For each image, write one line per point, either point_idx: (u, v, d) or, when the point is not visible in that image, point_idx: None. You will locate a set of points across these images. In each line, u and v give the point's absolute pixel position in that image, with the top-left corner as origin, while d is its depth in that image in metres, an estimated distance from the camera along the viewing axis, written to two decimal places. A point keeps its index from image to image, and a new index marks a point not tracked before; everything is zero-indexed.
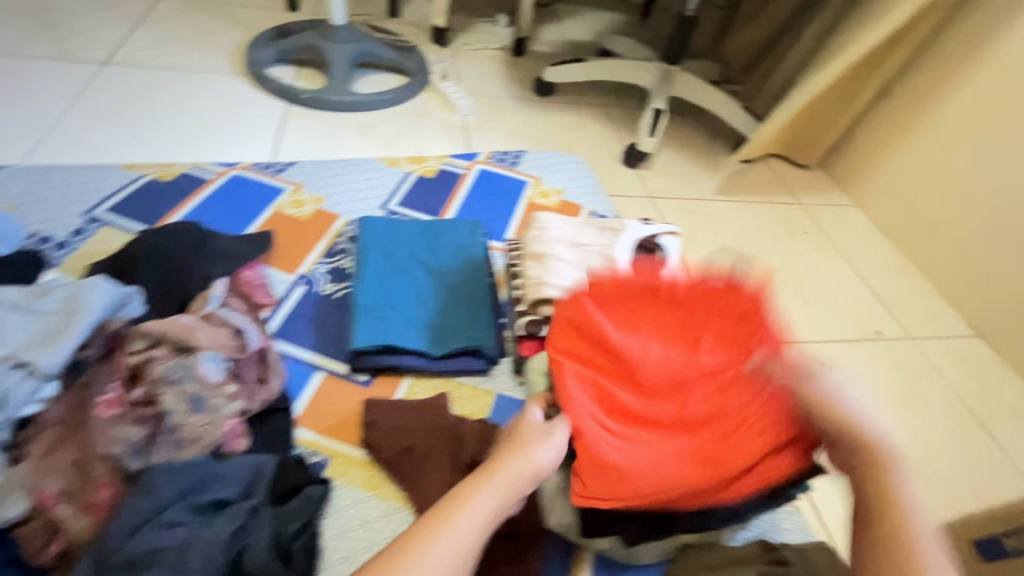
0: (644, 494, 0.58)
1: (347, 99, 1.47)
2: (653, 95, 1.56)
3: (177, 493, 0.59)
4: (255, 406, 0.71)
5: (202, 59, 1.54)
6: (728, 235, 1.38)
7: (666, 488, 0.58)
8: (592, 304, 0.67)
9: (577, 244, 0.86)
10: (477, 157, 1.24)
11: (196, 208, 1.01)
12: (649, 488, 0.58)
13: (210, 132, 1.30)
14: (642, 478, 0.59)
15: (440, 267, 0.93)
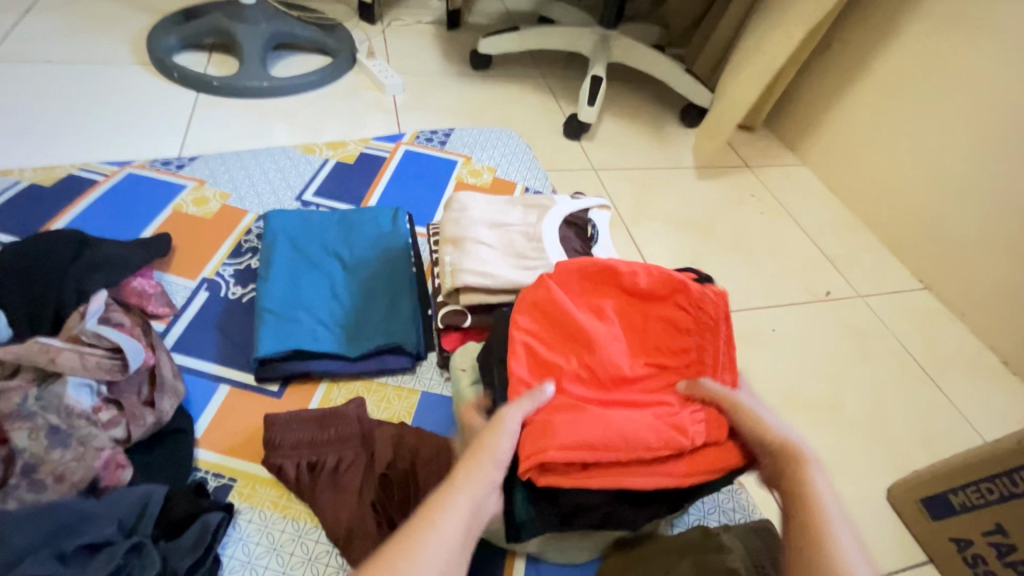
0: (588, 444, 0.53)
1: (263, 84, 1.36)
2: (592, 61, 1.49)
3: (39, 540, 0.51)
4: (140, 431, 0.63)
5: (99, 49, 1.40)
6: (675, 203, 1.33)
7: (609, 442, 0.54)
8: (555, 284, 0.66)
9: (498, 225, 0.81)
10: (402, 138, 1.16)
11: (83, 213, 0.91)
12: (585, 444, 0.53)
13: (108, 129, 1.19)
14: (584, 428, 0.54)
15: (357, 260, 0.86)
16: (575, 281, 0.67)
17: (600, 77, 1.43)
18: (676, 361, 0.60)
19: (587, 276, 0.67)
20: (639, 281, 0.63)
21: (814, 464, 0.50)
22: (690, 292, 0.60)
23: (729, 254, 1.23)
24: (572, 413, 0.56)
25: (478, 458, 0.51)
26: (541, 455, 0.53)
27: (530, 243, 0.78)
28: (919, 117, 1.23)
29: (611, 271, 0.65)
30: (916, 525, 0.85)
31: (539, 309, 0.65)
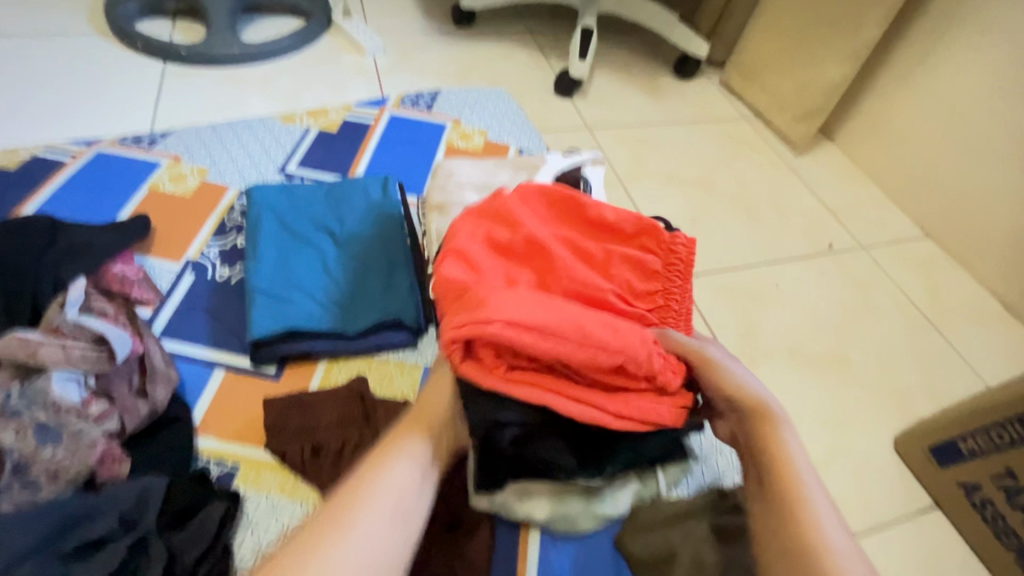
0: (532, 330, 0.47)
1: (234, 51, 1.28)
2: (582, 12, 1.41)
3: (35, 543, 0.50)
4: (134, 422, 0.60)
5: (54, 20, 1.31)
6: (674, 159, 1.29)
7: (560, 337, 0.47)
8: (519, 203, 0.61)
9: (491, 188, 0.77)
10: (386, 103, 1.10)
11: (52, 197, 0.86)
12: (531, 327, 0.47)
13: (73, 105, 1.12)
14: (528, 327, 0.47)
15: (347, 233, 0.82)
16: (537, 203, 0.62)
17: (591, 30, 1.36)
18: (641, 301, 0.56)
19: (551, 200, 0.62)
20: (607, 212, 0.59)
21: (786, 425, 0.55)
22: (661, 235, 0.56)
23: (730, 211, 1.20)
24: (511, 296, 0.49)
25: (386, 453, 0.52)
26: (472, 327, 0.47)
27: None
28: (924, 59, 1.19)
29: (577, 198, 0.61)
30: (922, 472, 0.86)
31: (502, 219, 0.59)
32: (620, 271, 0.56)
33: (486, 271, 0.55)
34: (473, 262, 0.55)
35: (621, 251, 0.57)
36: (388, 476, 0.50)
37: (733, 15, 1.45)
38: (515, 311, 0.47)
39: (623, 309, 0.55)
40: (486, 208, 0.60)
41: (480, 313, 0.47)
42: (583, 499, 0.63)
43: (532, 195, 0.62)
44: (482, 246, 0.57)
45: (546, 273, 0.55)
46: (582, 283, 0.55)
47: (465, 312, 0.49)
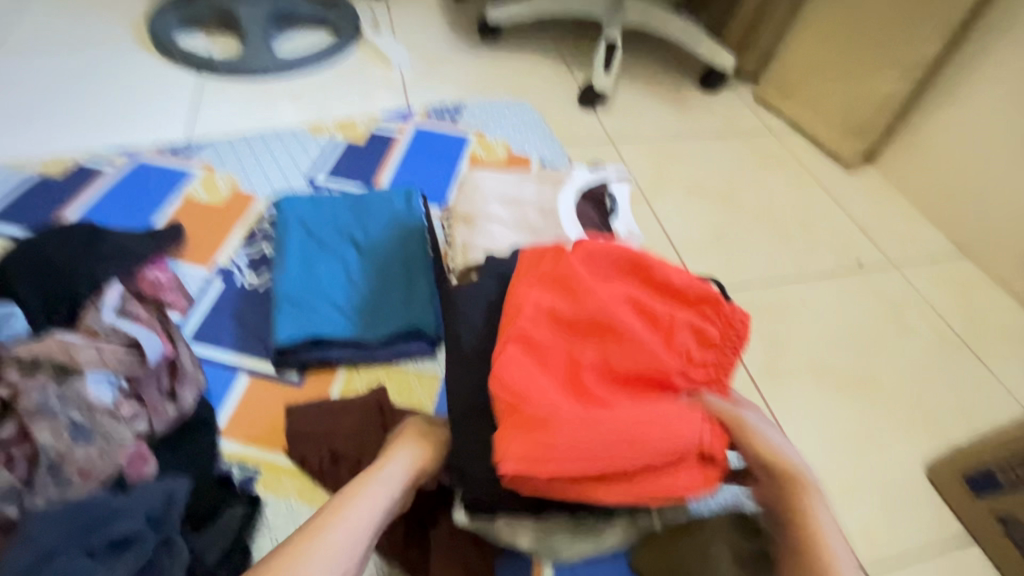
0: (586, 456, 0.49)
1: (267, 65, 1.32)
2: (608, 25, 1.42)
3: (67, 537, 0.51)
4: (162, 424, 0.63)
5: (101, 34, 1.37)
6: (697, 172, 1.28)
7: (612, 451, 0.49)
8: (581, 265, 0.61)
9: (513, 201, 0.77)
10: (412, 115, 1.12)
11: (92, 204, 0.89)
12: (585, 448, 0.49)
13: (115, 115, 1.17)
14: (568, 437, 0.49)
15: (372, 243, 0.83)
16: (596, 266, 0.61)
17: (616, 43, 1.36)
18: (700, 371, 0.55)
19: (612, 261, 0.61)
20: (672, 276, 0.59)
21: (817, 492, 0.53)
22: (721, 305, 0.57)
23: (756, 226, 1.18)
24: (567, 413, 0.51)
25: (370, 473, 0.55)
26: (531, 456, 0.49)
27: (545, 218, 0.75)
28: (965, 74, 1.17)
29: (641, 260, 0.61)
30: (956, 501, 0.83)
31: (559, 286, 0.59)
32: (682, 340, 0.55)
33: (543, 350, 0.55)
34: (534, 331, 0.56)
35: (683, 318, 0.56)
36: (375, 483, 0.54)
37: (761, 28, 1.44)
38: (569, 433, 0.49)
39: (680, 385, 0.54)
40: (548, 267, 0.61)
41: (543, 446, 0.49)
42: (569, 530, 0.60)
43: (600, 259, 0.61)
44: (543, 314, 0.57)
45: (603, 346, 0.55)
46: (643, 361, 0.53)
47: (521, 431, 0.50)
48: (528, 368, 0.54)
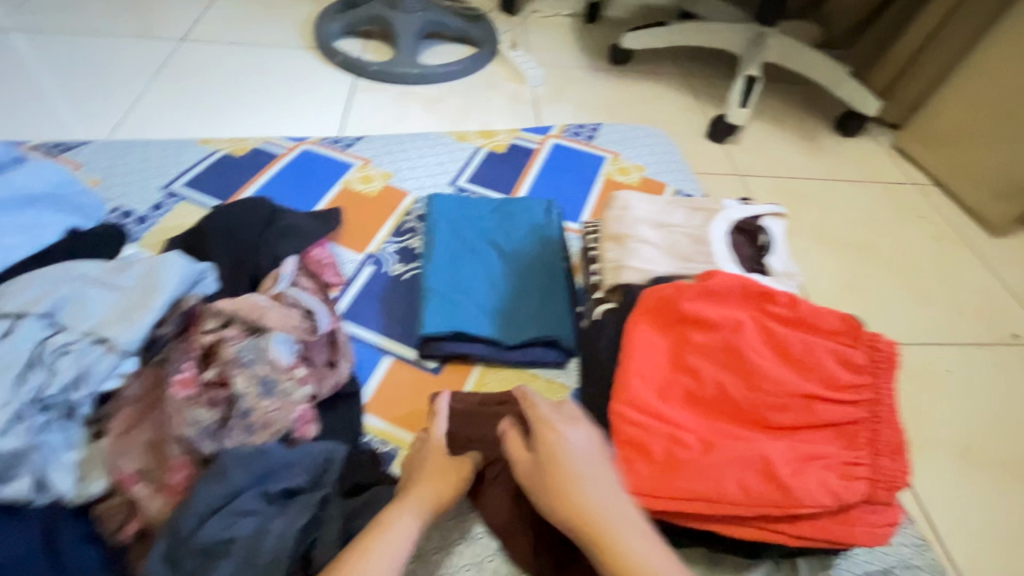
0: (705, 496, 0.45)
1: (414, 71, 1.42)
2: (746, 60, 1.40)
3: (249, 480, 0.57)
4: (325, 391, 0.68)
5: (273, 34, 1.54)
6: (830, 217, 1.23)
7: (732, 494, 0.45)
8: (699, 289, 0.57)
9: (662, 225, 0.77)
10: (550, 131, 1.16)
11: (267, 183, 0.99)
12: (699, 488, 0.45)
13: (283, 106, 1.29)
14: (709, 474, 0.46)
15: (513, 248, 0.87)
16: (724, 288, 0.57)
17: (755, 78, 1.34)
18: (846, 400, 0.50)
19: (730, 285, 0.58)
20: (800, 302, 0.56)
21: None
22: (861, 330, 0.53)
23: (894, 281, 1.11)
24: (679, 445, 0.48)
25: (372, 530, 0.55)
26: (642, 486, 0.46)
27: (698, 246, 0.74)
28: None
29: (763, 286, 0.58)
30: None
31: (673, 313, 0.56)
32: (822, 366, 0.51)
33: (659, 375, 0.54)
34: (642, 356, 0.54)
35: (819, 346, 0.52)
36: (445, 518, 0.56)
37: (913, 76, 1.36)
38: (685, 469, 0.46)
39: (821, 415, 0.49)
40: (659, 294, 0.57)
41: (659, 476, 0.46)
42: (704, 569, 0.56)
43: (730, 281, 0.58)
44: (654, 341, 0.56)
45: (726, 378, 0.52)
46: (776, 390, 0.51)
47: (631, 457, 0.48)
48: (642, 389, 0.52)
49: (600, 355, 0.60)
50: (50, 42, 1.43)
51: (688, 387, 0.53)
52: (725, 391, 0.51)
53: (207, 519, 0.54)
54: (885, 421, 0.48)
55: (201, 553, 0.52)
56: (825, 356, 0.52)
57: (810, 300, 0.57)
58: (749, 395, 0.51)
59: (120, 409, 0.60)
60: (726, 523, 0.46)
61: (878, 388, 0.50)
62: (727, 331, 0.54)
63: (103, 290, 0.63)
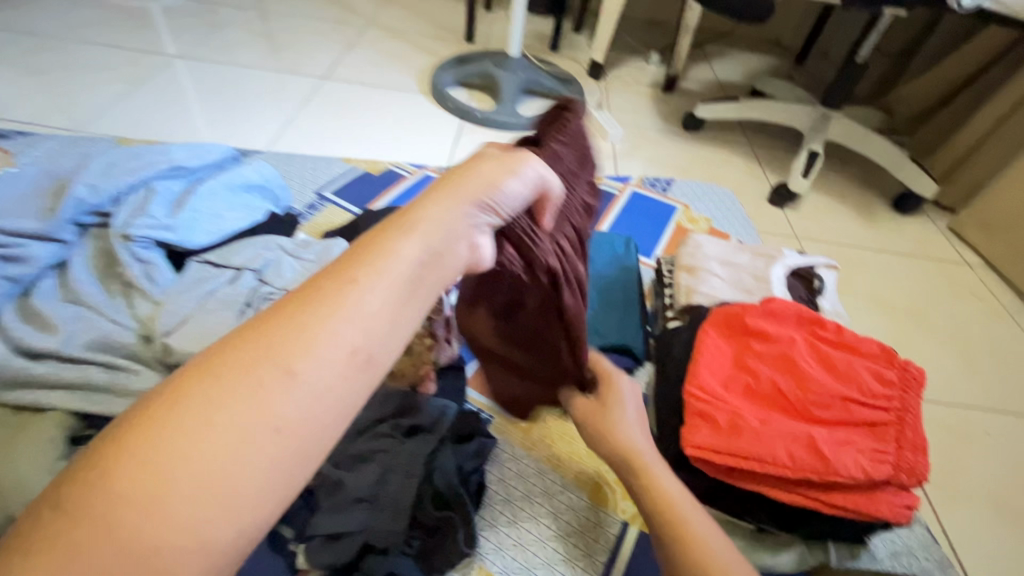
0: (757, 457, 0.58)
1: (512, 120, 1.65)
2: (810, 137, 1.56)
3: (391, 413, 0.72)
4: (444, 358, 0.82)
5: (396, 80, 1.83)
6: (882, 284, 1.33)
7: (779, 457, 0.58)
8: (762, 311, 0.73)
9: (729, 263, 0.92)
10: (630, 181, 1.34)
11: (395, 197, 1.21)
12: (751, 449, 0.59)
13: (403, 139, 1.54)
14: (761, 441, 0.59)
15: (596, 271, 1.03)
16: (782, 314, 0.72)
17: (818, 153, 1.49)
18: (880, 405, 0.62)
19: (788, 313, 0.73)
20: (845, 331, 0.70)
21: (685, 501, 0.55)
22: (895, 357, 0.66)
23: (942, 348, 1.20)
24: (740, 418, 0.61)
25: (362, 271, 0.37)
26: (707, 441, 0.60)
27: (758, 283, 0.88)
28: None
29: (816, 316, 0.72)
30: None
31: (741, 326, 0.72)
32: (860, 377, 0.64)
33: (725, 371, 0.68)
34: (713, 353, 0.69)
35: (859, 364, 0.66)
36: (426, 244, 0.39)
37: (971, 165, 1.47)
38: (742, 435, 0.60)
39: (858, 413, 0.62)
40: (730, 311, 0.73)
41: (722, 437, 0.60)
42: (747, 539, 0.66)
43: (788, 307, 0.73)
44: (724, 345, 0.71)
45: (780, 378, 0.66)
46: (820, 391, 0.64)
47: (700, 423, 0.62)
48: (712, 378, 0.67)
49: (674, 351, 0.74)
50: (219, 72, 1.75)
51: (748, 381, 0.66)
52: (778, 387, 0.65)
53: (358, 437, 0.69)
54: (910, 425, 0.60)
55: (353, 457, 0.67)
56: (863, 371, 0.65)
57: (853, 331, 0.71)
58: (799, 394, 0.64)
59: None
60: (772, 485, 0.59)
61: (907, 400, 0.62)
62: (782, 344, 0.69)
63: (293, 260, 0.80)
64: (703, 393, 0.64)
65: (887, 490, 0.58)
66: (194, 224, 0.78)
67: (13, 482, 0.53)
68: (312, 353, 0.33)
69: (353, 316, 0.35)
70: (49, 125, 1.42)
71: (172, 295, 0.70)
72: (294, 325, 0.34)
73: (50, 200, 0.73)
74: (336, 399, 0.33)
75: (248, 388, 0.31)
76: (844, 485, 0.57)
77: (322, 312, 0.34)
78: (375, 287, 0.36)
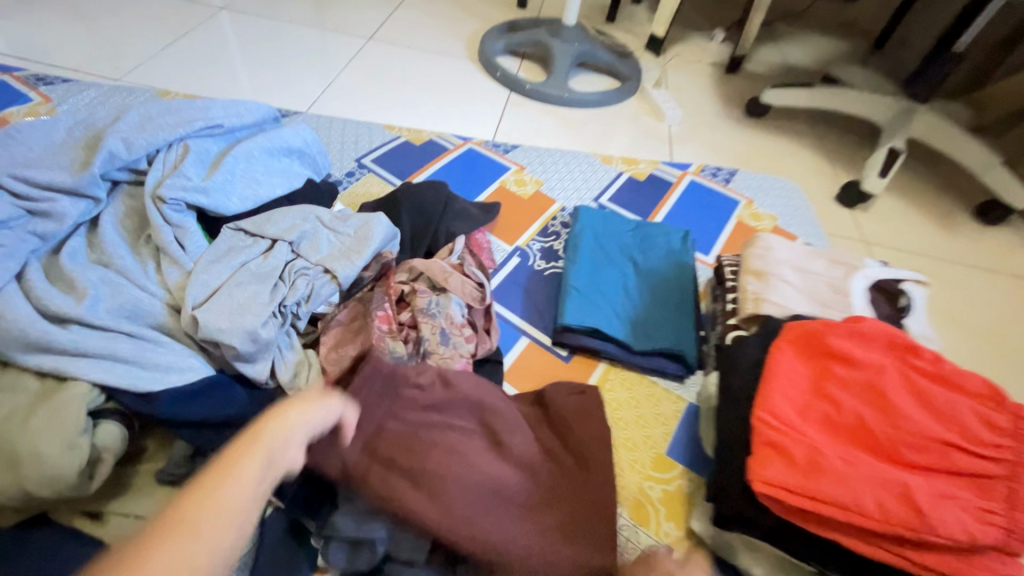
0: (839, 503, 0.51)
1: (563, 94, 1.54)
2: (889, 132, 1.41)
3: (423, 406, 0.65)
4: (482, 351, 0.77)
5: (444, 44, 1.73)
6: (960, 302, 1.21)
7: (865, 508, 0.51)
8: (848, 332, 0.64)
9: (803, 270, 0.83)
10: (689, 168, 1.24)
11: (439, 170, 1.14)
12: (832, 493, 0.51)
13: (447, 108, 1.46)
14: (846, 488, 0.52)
15: (648, 267, 0.95)
16: (869, 337, 0.64)
17: (899, 151, 1.35)
18: (985, 454, 0.54)
19: (877, 338, 0.64)
20: (943, 363, 0.61)
21: None
22: (1007, 398, 0.57)
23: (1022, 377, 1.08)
24: (819, 455, 0.54)
25: (257, 435, 0.44)
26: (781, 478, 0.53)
27: (836, 296, 0.79)
28: None
29: (911, 343, 0.63)
30: None
31: (817, 347, 0.64)
32: (964, 420, 0.56)
33: (801, 399, 0.60)
34: (788, 378, 0.61)
35: (962, 403, 0.57)
36: (312, 410, 0.49)
37: None
38: (822, 477, 0.52)
39: (959, 462, 0.53)
40: (808, 328, 0.65)
41: (799, 477, 0.53)
42: None
43: (878, 328, 0.64)
44: (799, 368, 0.63)
45: (867, 413, 0.58)
46: (913, 431, 0.56)
47: (772, 456, 0.55)
48: (786, 404, 0.59)
49: (740, 369, 0.66)
50: (264, 27, 1.69)
51: (827, 412, 0.59)
52: (863, 421, 0.57)
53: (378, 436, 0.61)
54: None
55: None
56: (967, 412, 0.56)
57: (955, 363, 0.62)
58: (889, 432, 0.56)
59: (329, 328, 0.73)
60: (854, 536, 0.52)
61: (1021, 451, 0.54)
62: (870, 371, 0.61)
63: (329, 234, 0.76)
64: (777, 422, 0.57)
65: (994, 556, 0.50)
66: (228, 188, 0.73)
67: (31, 456, 0.50)
68: (228, 504, 0.39)
69: (246, 466, 0.41)
70: (93, 73, 1.39)
71: (202, 265, 0.66)
72: (206, 479, 0.40)
73: (82, 153, 0.69)
74: (240, 534, 0.39)
75: (169, 537, 0.36)
76: (941, 547, 0.50)
77: (235, 469, 0.41)
78: (277, 431, 0.45)
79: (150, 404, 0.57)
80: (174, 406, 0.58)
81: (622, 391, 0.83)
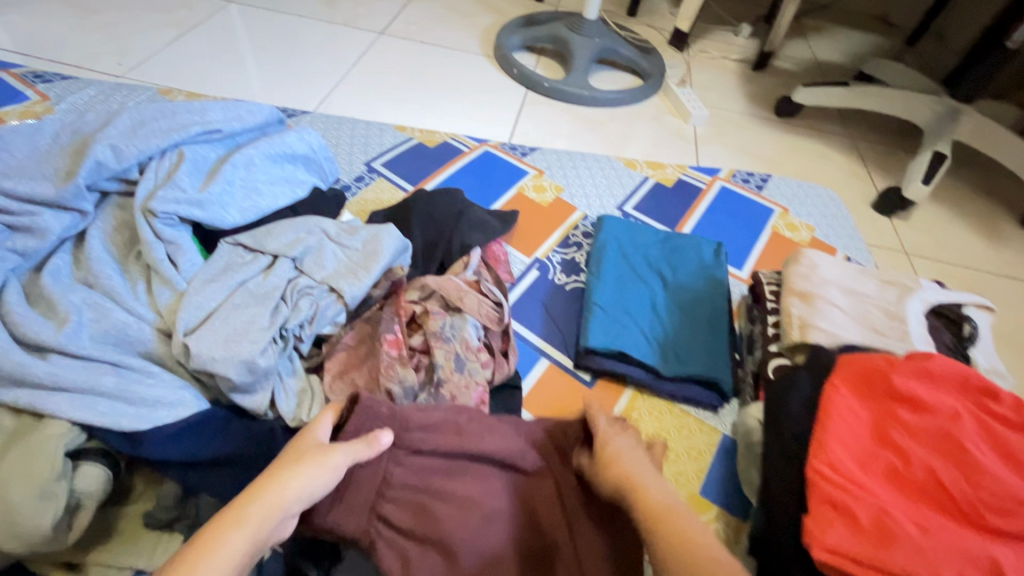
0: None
1: (582, 92, 1.47)
2: (933, 135, 1.32)
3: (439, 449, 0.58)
4: (499, 377, 0.70)
5: (458, 39, 1.66)
6: (1011, 320, 1.12)
7: None
8: (915, 371, 0.57)
9: (853, 292, 0.75)
10: (719, 173, 1.17)
11: (453, 174, 1.08)
12: (908, 566, 0.44)
13: (461, 107, 1.39)
14: (924, 560, 0.44)
15: (679, 282, 0.88)
16: (939, 377, 0.57)
17: (944, 156, 1.26)
18: None
19: (949, 379, 0.57)
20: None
21: None
22: None
23: None
24: (889, 518, 0.47)
25: (247, 504, 0.43)
26: (846, 546, 0.46)
27: (891, 321, 0.72)
28: None
29: (988, 386, 0.56)
30: None
31: (879, 387, 0.57)
32: None
33: (862, 446, 0.53)
34: (848, 423, 0.55)
35: None
36: (308, 471, 0.47)
37: None
38: (896, 546, 0.45)
39: None
40: (870, 364, 0.58)
41: (867, 545, 0.46)
42: None
43: (951, 367, 0.57)
44: (860, 410, 0.56)
45: (942, 468, 0.50)
46: (999, 491, 0.48)
47: (834, 517, 0.48)
48: (847, 454, 0.52)
49: (789, 410, 0.59)
50: (272, 21, 1.63)
51: (894, 463, 0.52)
52: (938, 477, 0.50)
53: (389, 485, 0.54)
54: None
55: None
56: None
57: None
58: (969, 492, 0.49)
59: (335, 352, 0.67)
60: None
61: None
62: (942, 418, 0.54)
63: (336, 248, 0.70)
64: (839, 476, 0.50)
65: None
66: (226, 198, 0.68)
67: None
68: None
69: (224, 538, 0.40)
70: (96, 70, 1.34)
71: (197, 285, 0.60)
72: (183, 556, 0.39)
73: (67, 161, 0.64)
74: None
75: None
76: None
77: (216, 538, 0.40)
78: (267, 496, 0.44)
79: (136, 444, 0.52)
80: (162, 446, 0.53)
81: (650, 420, 0.76)
